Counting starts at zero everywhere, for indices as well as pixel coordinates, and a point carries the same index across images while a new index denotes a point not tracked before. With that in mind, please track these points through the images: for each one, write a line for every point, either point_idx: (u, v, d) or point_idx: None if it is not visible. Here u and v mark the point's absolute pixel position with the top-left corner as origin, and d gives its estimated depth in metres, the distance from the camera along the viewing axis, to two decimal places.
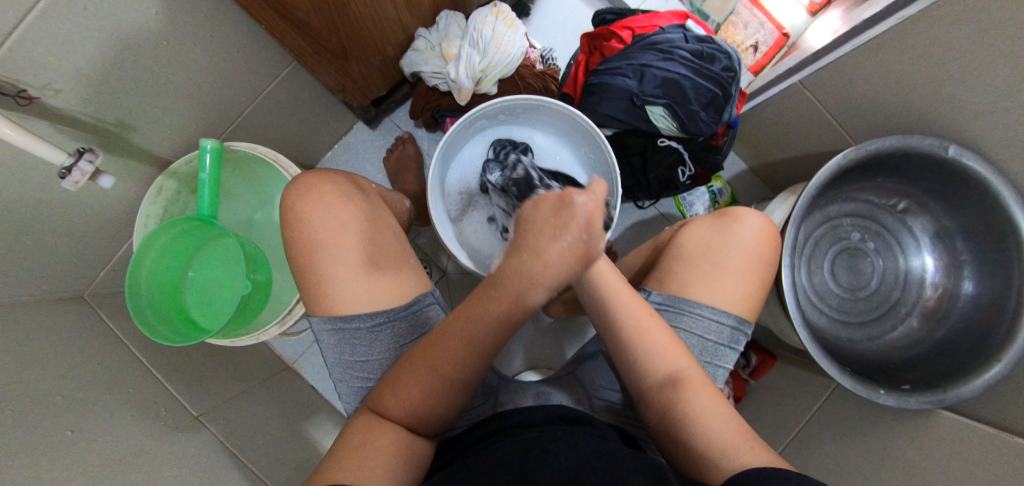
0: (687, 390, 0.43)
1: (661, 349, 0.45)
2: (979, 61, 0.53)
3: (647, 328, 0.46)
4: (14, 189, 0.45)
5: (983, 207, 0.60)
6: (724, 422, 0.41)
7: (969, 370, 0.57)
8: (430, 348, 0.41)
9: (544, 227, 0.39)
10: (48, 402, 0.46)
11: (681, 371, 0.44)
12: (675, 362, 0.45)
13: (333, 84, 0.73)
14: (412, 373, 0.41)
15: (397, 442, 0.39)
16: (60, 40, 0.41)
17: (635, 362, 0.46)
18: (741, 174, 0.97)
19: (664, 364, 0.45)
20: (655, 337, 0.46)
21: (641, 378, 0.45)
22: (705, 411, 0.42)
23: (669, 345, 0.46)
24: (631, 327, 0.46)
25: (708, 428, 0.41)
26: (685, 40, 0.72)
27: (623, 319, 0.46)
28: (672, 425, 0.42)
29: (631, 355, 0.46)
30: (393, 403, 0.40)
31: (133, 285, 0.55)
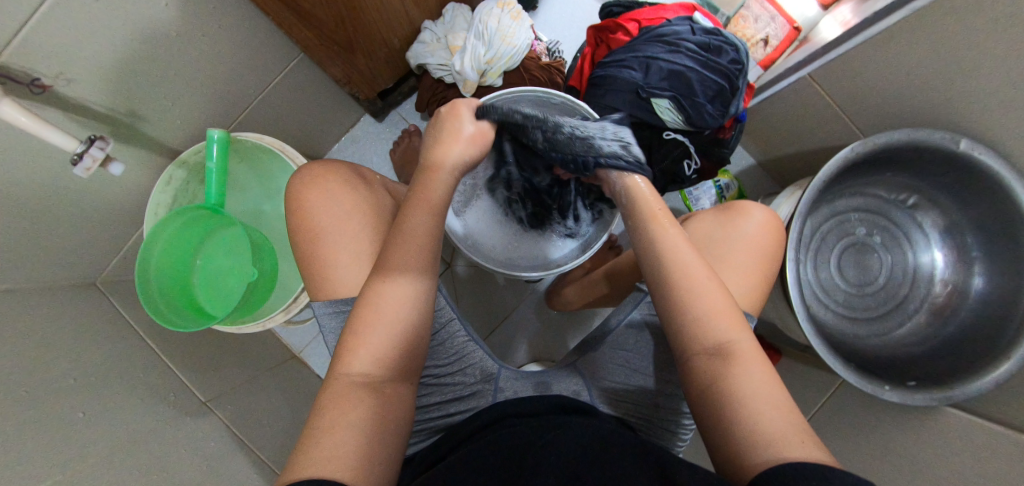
0: (737, 364, 0.41)
1: (718, 316, 0.43)
2: (989, 54, 0.52)
3: (704, 286, 0.44)
4: (27, 177, 0.46)
5: (993, 202, 0.59)
6: (772, 406, 0.38)
7: (976, 367, 0.56)
8: (374, 312, 0.41)
9: (449, 122, 0.52)
10: (62, 385, 0.48)
11: (736, 342, 0.42)
12: (730, 334, 0.43)
13: (339, 76, 0.73)
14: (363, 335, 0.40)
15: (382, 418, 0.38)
16: (72, 30, 0.42)
17: (685, 327, 0.44)
18: (749, 168, 0.96)
19: (720, 332, 0.43)
20: (713, 305, 0.44)
21: (691, 342, 0.44)
22: (754, 390, 0.39)
23: (728, 317, 0.43)
24: (685, 289, 0.45)
25: (751, 408, 0.38)
26: (691, 32, 0.71)
27: (682, 277, 0.45)
28: (715, 398, 0.40)
29: (685, 317, 0.44)
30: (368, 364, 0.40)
31: (143, 271, 0.56)
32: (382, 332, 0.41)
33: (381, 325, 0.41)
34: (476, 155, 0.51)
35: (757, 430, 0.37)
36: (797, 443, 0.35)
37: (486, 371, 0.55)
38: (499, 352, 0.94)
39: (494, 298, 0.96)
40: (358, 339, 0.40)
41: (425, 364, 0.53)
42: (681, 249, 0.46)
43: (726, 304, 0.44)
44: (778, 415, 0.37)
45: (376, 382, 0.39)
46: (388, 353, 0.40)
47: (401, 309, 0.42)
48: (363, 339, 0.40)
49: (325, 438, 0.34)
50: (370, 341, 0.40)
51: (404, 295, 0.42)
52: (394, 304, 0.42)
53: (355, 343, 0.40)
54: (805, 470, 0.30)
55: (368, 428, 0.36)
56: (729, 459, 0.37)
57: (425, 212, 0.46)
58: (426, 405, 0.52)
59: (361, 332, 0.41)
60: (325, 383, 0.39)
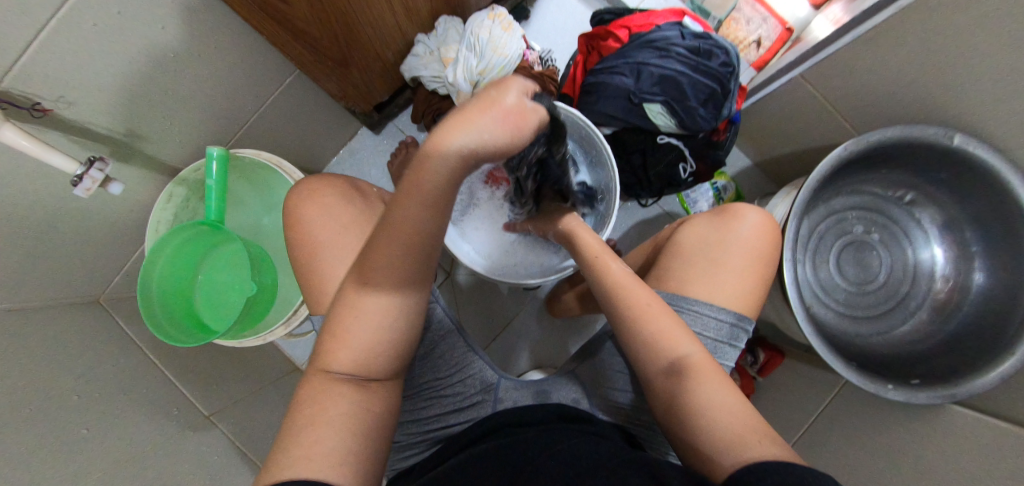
0: (693, 378, 0.42)
1: (670, 334, 0.44)
2: (978, 48, 0.52)
3: (651, 315, 0.45)
4: (31, 198, 0.48)
5: (990, 196, 0.59)
6: (726, 411, 0.39)
7: (981, 363, 0.55)
8: (354, 312, 0.37)
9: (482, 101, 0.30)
10: (66, 403, 0.48)
11: (686, 356, 0.43)
12: (680, 348, 0.44)
13: (335, 91, 0.75)
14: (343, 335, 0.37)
15: (366, 412, 0.37)
16: (73, 55, 0.43)
17: (641, 350, 0.45)
18: (746, 169, 0.96)
19: (670, 350, 0.44)
20: (661, 329, 0.45)
21: (646, 365, 0.45)
22: (710, 400, 0.40)
23: (677, 334, 0.44)
24: (633, 317, 0.46)
25: (711, 417, 0.39)
26: (681, 37, 0.72)
27: (629, 310, 0.46)
28: (678, 412, 0.41)
29: (636, 341, 0.45)
30: (350, 359, 0.37)
31: (144, 287, 0.57)
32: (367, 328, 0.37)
33: (369, 318, 0.37)
34: (501, 149, 0.30)
35: (717, 437, 0.37)
36: (754, 442, 0.36)
37: (486, 381, 0.55)
38: (501, 359, 0.94)
39: (495, 306, 0.96)
40: (340, 333, 0.37)
41: (425, 375, 0.53)
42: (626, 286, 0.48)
43: (672, 322, 0.45)
44: (731, 421, 0.38)
45: (360, 379, 0.38)
46: (375, 351, 0.38)
47: (388, 303, 0.37)
48: (346, 335, 0.37)
49: (305, 437, 0.33)
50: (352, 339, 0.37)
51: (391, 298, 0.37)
52: (379, 299, 0.37)
53: (332, 338, 0.38)
54: (773, 469, 0.30)
55: (351, 424, 0.35)
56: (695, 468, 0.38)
57: (420, 204, 0.32)
58: (426, 416, 0.52)
59: (343, 328, 0.37)
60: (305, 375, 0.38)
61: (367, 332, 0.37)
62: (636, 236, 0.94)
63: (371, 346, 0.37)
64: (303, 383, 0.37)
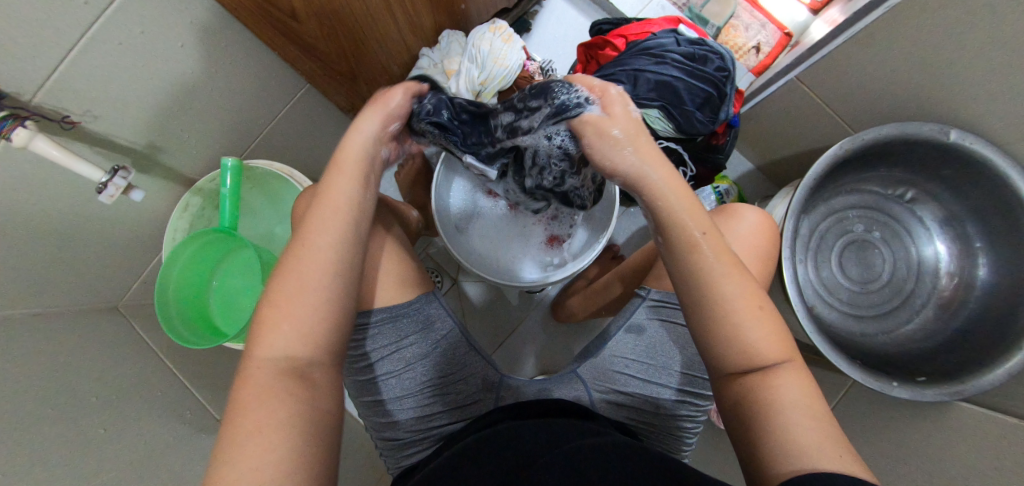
0: (780, 383, 0.37)
1: (761, 335, 0.38)
2: (970, 43, 0.53)
3: (742, 311, 0.38)
4: (57, 206, 0.51)
5: (991, 191, 0.59)
6: (814, 420, 0.34)
7: (988, 359, 0.55)
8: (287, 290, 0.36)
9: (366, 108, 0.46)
10: (84, 402, 0.50)
11: (779, 363, 0.37)
12: (772, 353, 0.38)
13: (344, 103, 0.79)
14: (278, 315, 0.35)
15: (315, 407, 0.35)
16: (99, 72, 0.46)
17: (723, 347, 0.38)
18: (748, 173, 0.97)
19: (765, 356, 0.37)
20: (755, 334, 0.38)
21: (726, 364, 0.39)
22: (794, 404, 0.35)
23: (770, 335, 0.38)
24: (725, 317, 0.38)
25: (790, 423, 0.34)
26: (676, 44, 0.74)
27: (726, 310, 0.38)
28: (753, 414, 0.36)
29: (718, 337, 0.38)
30: (280, 341, 0.35)
31: (162, 292, 0.60)
32: (298, 303, 0.36)
33: (299, 288, 0.36)
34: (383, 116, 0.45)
35: (789, 444, 0.33)
36: (831, 456, 0.32)
37: (488, 380, 0.57)
38: (506, 365, 0.95)
39: (501, 312, 0.97)
40: (270, 317, 0.35)
41: (428, 373, 0.54)
42: (726, 277, 0.38)
43: (772, 325, 0.38)
44: (820, 433, 0.33)
45: (297, 366, 0.35)
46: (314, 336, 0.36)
47: (318, 271, 0.37)
48: (276, 313, 0.35)
49: (246, 438, 0.30)
50: (282, 313, 0.35)
51: (324, 260, 0.37)
52: (309, 263, 0.37)
53: (263, 329, 0.35)
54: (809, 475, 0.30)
55: (293, 418, 0.32)
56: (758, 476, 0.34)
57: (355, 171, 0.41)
58: (427, 417, 0.53)
59: (281, 304, 0.36)
60: (240, 370, 0.35)
61: (298, 312, 0.35)
62: (640, 240, 0.95)
63: (308, 326, 0.36)
64: (238, 381, 0.34)
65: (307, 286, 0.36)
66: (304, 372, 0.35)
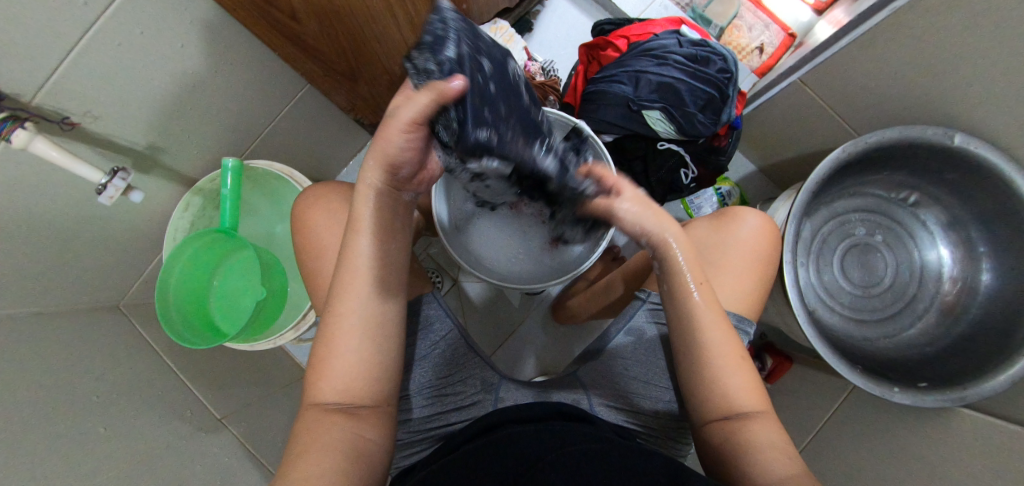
0: (756, 426, 0.42)
1: (739, 387, 0.44)
2: (974, 47, 0.52)
3: (725, 364, 0.44)
4: (57, 206, 0.51)
5: (995, 197, 0.58)
6: (783, 456, 0.39)
7: (990, 366, 0.55)
8: (336, 336, 0.41)
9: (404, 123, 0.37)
10: (85, 401, 0.50)
11: (755, 409, 0.43)
12: (752, 404, 0.43)
13: (344, 104, 0.79)
14: (329, 358, 0.41)
15: (360, 437, 0.39)
16: (99, 73, 0.46)
17: (706, 397, 0.45)
18: (750, 175, 0.96)
19: (743, 403, 0.43)
20: (735, 381, 0.44)
21: (708, 410, 0.45)
22: (765, 442, 0.40)
23: (748, 386, 0.44)
24: (712, 369, 0.44)
25: (761, 457, 0.39)
26: (679, 45, 0.73)
27: (710, 359, 0.44)
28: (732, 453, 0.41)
29: (704, 385, 0.44)
30: (334, 387, 0.41)
31: (162, 291, 0.60)
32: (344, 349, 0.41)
33: (347, 335, 0.41)
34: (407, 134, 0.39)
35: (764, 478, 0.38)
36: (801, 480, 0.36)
37: (488, 381, 0.56)
38: (506, 366, 0.95)
39: (500, 313, 0.97)
40: (323, 362, 0.41)
41: (427, 373, 0.55)
42: (711, 329, 0.44)
43: (748, 375, 0.45)
44: (790, 467, 0.38)
45: (346, 407, 0.40)
46: (361, 379, 0.41)
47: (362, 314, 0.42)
48: (328, 362, 0.41)
49: (303, 462, 0.36)
50: (332, 361, 0.41)
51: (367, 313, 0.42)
52: (352, 316, 0.42)
53: (319, 370, 0.41)
54: None
55: (339, 449, 0.38)
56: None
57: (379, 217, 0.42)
58: (425, 417, 0.53)
59: (330, 348, 0.41)
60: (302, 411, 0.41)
61: (345, 361, 0.41)
62: None
63: (355, 371, 0.41)
64: (299, 418, 0.40)
65: (353, 336, 0.41)
66: (352, 410, 0.40)
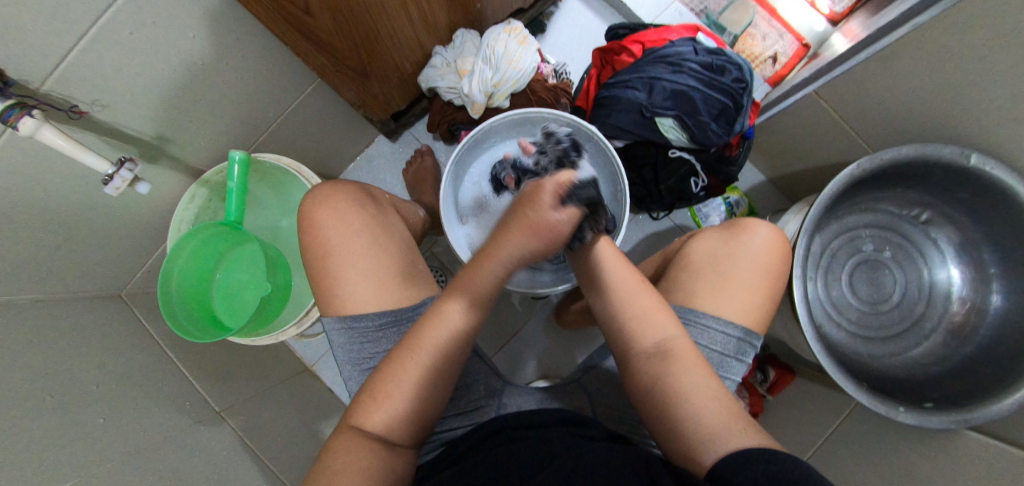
0: (675, 360, 0.44)
1: (649, 312, 0.47)
2: (997, 66, 0.51)
3: (632, 297, 0.48)
4: (62, 194, 0.50)
5: (1011, 218, 0.58)
6: (710, 398, 0.42)
7: (996, 389, 0.55)
8: (400, 368, 0.43)
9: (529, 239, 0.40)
10: (84, 392, 0.50)
11: (667, 338, 0.46)
12: (665, 330, 0.46)
13: (354, 99, 0.76)
14: (385, 385, 0.43)
15: (394, 472, 0.40)
16: (108, 60, 0.45)
17: (624, 329, 0.48)
18: (759, 185, 0.95)
19: (653, 332, 0.46)
20: (643, 305, 0.48)
21: (631, 344, 0.47)
22: (693, 384, 0.42)
23: (659, 312, 0.47)
24: (622, 296, 0.48)
25: (694, 404, 0.41)
26: (694, 52, 0.73)
27: (615, 285, 0.49)
28: (659, 392, 0.43)
29: (623, 326, 0.48)
30: (381, 416, 0.42)
31: (165, 283, 0.60)
32: (408, 370, 0.43)
33: (422, 348, 0.43)
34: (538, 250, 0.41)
35: (694, 428, 0.40)
36: (739, 432, 0.39)
37: (491, 387, 0.57)
38: (508, 368, 0.94)
39: (503, 314, 0.96)
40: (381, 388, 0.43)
41: None
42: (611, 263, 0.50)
43: (654, 300, 0.48)
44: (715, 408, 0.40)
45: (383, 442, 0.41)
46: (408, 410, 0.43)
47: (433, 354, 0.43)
48: (396, 378, 0.43)
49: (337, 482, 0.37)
50: (401, 373, 0.43)
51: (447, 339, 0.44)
52: (435, 330, 0.44)
53: (373, 396, 0.43)
54: (763, 456, 0.33)
55: (370, 478, 0.38)
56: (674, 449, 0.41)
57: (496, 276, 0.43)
58: None
59: (393, 378, 0.43)
60: (349, 414, 0.43)
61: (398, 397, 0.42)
62: (646, 249, 0.94)
63: (406, 404, 0.43)
64: (335, 436, 0.42)
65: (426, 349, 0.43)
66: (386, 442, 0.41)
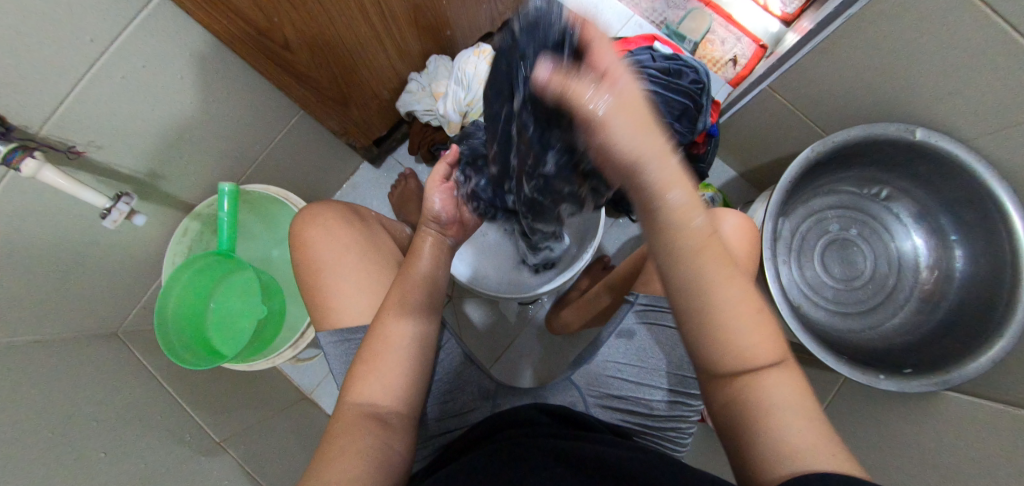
0: (767, 382, 0.36)
1: (748, 342, 0.35)
2: (925, 47, 0.56)
3: (734, 304, 0.34)
4: (60, 231, 0.52)
5: (958, 184, 0.61)
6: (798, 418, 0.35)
7: (971, 349, 0.56)
8: (375, 362, 0.46)
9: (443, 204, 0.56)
10: (83, 424, 0.51)
11: (774, 364, 0.36)
12: (764, 357, 0.35)
13: (337, 127, 0.80)
14: (366, 375, 0.46)
15: (390, 447, 0.42)
16: (102, 102, 0.49)
17: (710, 352, 0.35)
18: (731, 180, 0.99)
19: (756, 358, 0.35)
20: (746, 337, 0.35)
21: (720, 366, 0.35)
22: (778, 404, 0.35)
23: (754, 340, 0.35)
24: (717, 329, 0.34)
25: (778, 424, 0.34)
26: (654, 59, 0.76)
27: (718, 317, 0.34)
28: (750, 414, 0.35)
29: (710, 343, 0.34)
30: (367, 400, 0.45)
31: (161, 315, 0.61)
32: (381, 359, 0.46)
33: (388, 342, 0.47)
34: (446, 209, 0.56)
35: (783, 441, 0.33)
36: (824, 455, 0.32)
37: (485, 389, 0.58)
38: (505, 378, 0.95)
39: (496, 325, 0.98)
40: (366, 375, 0.46)
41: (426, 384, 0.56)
42: (721, 285, 0.33)
43: (770, 327, 0.36)
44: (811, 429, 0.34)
45: (378, 417, 0.44)
46: (396, 386, 0.46)
47: (401, 342, 0.47)
48: (368, 373, 0.46)
49: (332, 466, 0.39)
50: (379, 361, 0.46)
51: (407, 329, 0.48)
52: (391, 330, 0.47)
53: (359, 380, 0.46)
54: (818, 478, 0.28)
55: (368, 459, 0.40)
56: (739, 464, 0.36)
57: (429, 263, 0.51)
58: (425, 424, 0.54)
59: (371, 366, 0.46)
60: (334, 415, 0.45)
61: (381, 384, 0.46)
62: (630, 250, 0.97)
63: (391, 385, 0.46)
64: (334, 419, 0.44)
65: (393, 341, 0.47)
66: (381, 418, 0.44)
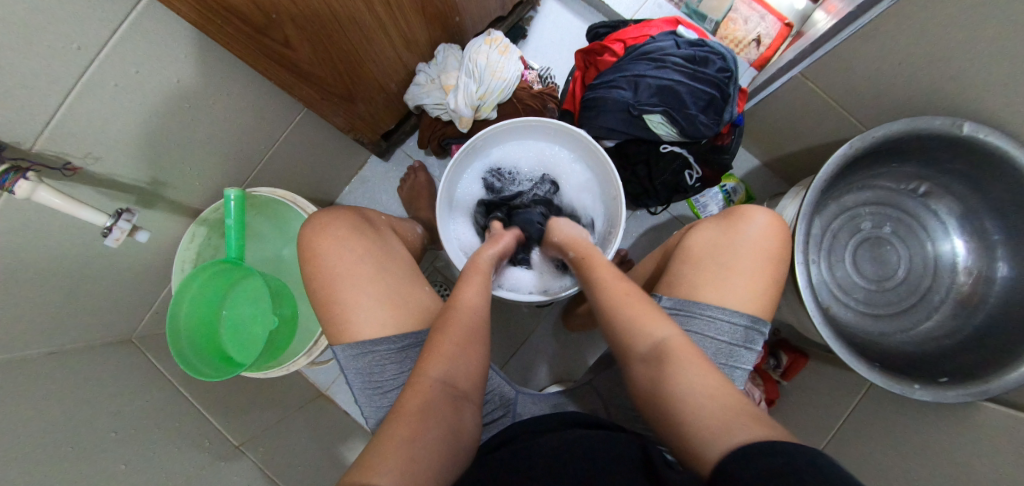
0: (673, 366, 0.42)
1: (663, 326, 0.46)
2: (980, 34, 0.51)
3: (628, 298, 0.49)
4: (65, 247, 0.51)
5: (1005, 182, 0.58)
6: (711, 398, 0.40)
7: (1009, 360, 0.54)
8: (448, 332, 0.46)
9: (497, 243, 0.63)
10: (102, 440, 0.50)
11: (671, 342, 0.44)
12: (658, 331, 0.45)
13: (343, 125, 0.76)
14: (437, 347, 0.45)
15: (456, 437, 0.40)
16: (97, 111, 0.46)
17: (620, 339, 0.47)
18: (754, 170, 0.95)
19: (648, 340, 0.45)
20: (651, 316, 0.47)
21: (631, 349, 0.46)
22: (690, 381, 0.41)
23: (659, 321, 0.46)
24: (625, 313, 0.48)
25: (692, 409, 0.39)
26: (676, 46, 0.73)
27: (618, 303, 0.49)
28: (663, 396, 0.42)
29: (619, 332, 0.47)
30: (439, 373, 0.43)
31: (173, 326, 0.60)
32: (454, 332, 0.46)
33: (457, 322, 0.47)
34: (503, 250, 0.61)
35: (704, 424, 0.38)
36: (740, 426, 0.36)
37: (505, 396, 0.57)
38: (520, 375, 0.95)
39: (510, 322, 0.97)
40: (438, 349, 0.44)
41: None
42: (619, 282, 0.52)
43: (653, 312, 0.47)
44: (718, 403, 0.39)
45: (450, 397, 0.42)
46: (469, 367, 0.45)
47: (474, 318, 0.48)
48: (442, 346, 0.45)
49: (389, 451, 0.36)
50: (451, 333, 0.46)
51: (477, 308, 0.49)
52: (466, 310, 0.48)
53: (431, 353, 0.44)
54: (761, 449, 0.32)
55: (436, 445, 0.38)
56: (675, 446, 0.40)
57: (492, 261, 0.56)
58: None
59: (445, 339, 0.45)
60: (405, 388, 0.42)
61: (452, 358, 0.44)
62: (647, 244, 0.94)
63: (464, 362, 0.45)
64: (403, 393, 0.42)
65: (465, 318, 0.47)
66: (454, 399, 0.42)
